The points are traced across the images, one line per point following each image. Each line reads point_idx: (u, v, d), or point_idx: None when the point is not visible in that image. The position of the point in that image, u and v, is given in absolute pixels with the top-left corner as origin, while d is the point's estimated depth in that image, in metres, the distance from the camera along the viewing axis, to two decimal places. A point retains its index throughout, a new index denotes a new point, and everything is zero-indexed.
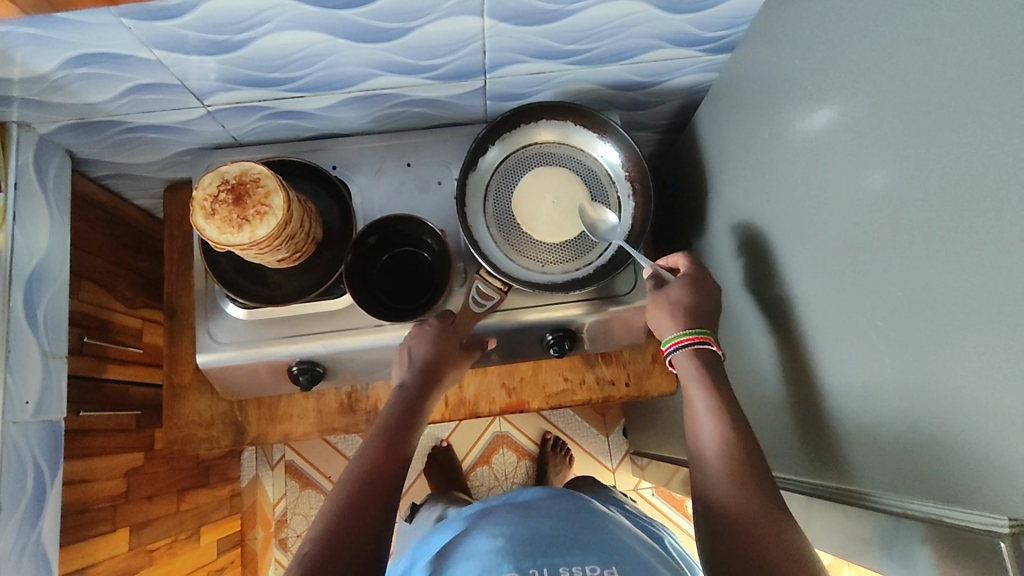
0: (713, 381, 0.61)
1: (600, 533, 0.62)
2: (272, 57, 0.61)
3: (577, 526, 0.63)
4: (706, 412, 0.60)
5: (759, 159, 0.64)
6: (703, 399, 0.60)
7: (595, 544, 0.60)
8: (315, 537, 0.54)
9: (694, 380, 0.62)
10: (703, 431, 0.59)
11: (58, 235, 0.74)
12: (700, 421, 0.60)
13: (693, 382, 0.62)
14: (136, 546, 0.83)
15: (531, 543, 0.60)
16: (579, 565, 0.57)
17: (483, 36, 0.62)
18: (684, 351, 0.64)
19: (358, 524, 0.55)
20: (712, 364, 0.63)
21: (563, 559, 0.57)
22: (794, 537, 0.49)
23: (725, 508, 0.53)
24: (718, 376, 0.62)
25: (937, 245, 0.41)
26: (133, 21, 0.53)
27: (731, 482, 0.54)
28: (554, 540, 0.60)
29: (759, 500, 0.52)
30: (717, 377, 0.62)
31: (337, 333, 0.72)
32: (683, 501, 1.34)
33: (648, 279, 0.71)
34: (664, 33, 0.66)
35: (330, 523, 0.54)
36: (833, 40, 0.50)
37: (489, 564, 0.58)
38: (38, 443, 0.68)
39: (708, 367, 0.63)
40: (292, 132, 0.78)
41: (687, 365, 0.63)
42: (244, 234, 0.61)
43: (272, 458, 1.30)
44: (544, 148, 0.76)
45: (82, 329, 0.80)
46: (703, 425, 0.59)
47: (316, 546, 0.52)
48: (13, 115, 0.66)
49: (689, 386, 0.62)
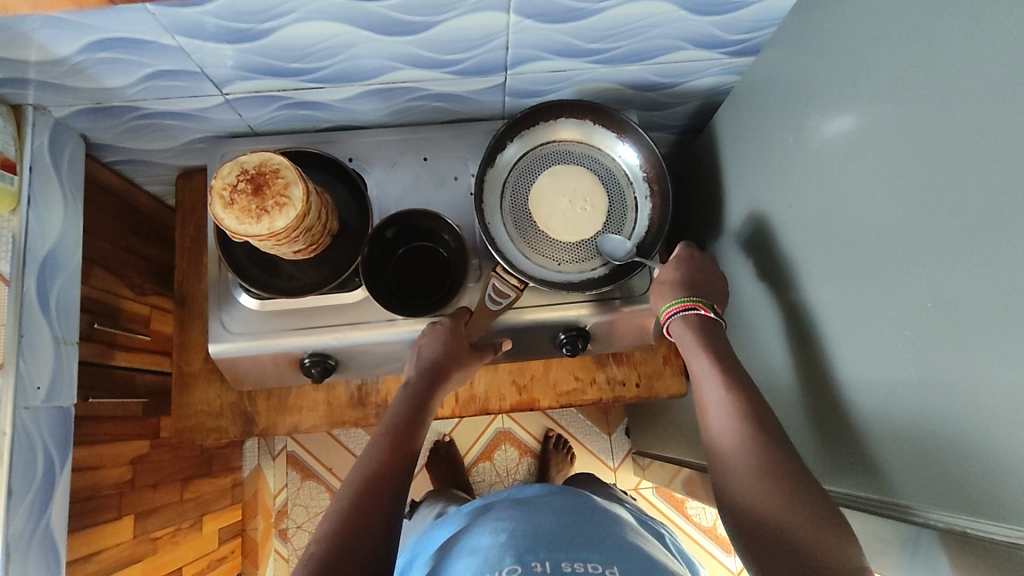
0: (723, 374, 0.62)
1: (606, 533, 0.61)
2: (295, 47, 0.60)
3: (587, 527, 0.62)
4: (722, 410, 0.60)
5: (779, 162, 0.64)
6: (716, 392, 0.61)
7: (602, 545, 0.59)
8: (321, 535, 0.53)
9: (706, 373, 0.63)
10: (718, 424, 0.59)
11: (71, 219, 0.73)
12: (713, 413, 0.60)
13: (707, 380, 0.62)
14: (140, 534, 0.83)
15: (532, 538, 0.59)
16: (581, 561, 0.55)
17: (508, 32, 0.62)
18: (677, 317, 0.68)
19: (362, 523, 0.54)
20: (724, 359, 0.63)
21: (565, 555, 0.56)
22: (830, 531, 0.49)
23: (760, 514, 0.52)
24: (732, 373, 0.62)
25: (961, 254, 0.41)
26: (158, 7, 0.52)
27: (756, 484, 0.54)
28: (557, 539, 0.59)
29: (791, 500, 0.51)
30: (729, 371, 0.62)
31: (351, 326, 0.72)
32: (683, 501, 1.35)
33: (660, 274, 0.71)
34: (688, 33, 0.65)
35: (336, 522, 0.54)
36: (861, 45, 0.50)
37: (491, 558, 0.57)
38: (49, 429, 0.68)
39: (720, 359, 0.63)
40: (308, 123, 0.78)
41: (696, 359, 0.64)
42: (262, 225, 0.60)
43: (274, 448, 1.32)
44: (563, 146, 0.75)
45: (92, 314, 0.79)
46: (717, 413, 0.60)
47: (322, 545, 0.52)
48: (29, 98, 0.65)
49: (702, 383, 0.63)
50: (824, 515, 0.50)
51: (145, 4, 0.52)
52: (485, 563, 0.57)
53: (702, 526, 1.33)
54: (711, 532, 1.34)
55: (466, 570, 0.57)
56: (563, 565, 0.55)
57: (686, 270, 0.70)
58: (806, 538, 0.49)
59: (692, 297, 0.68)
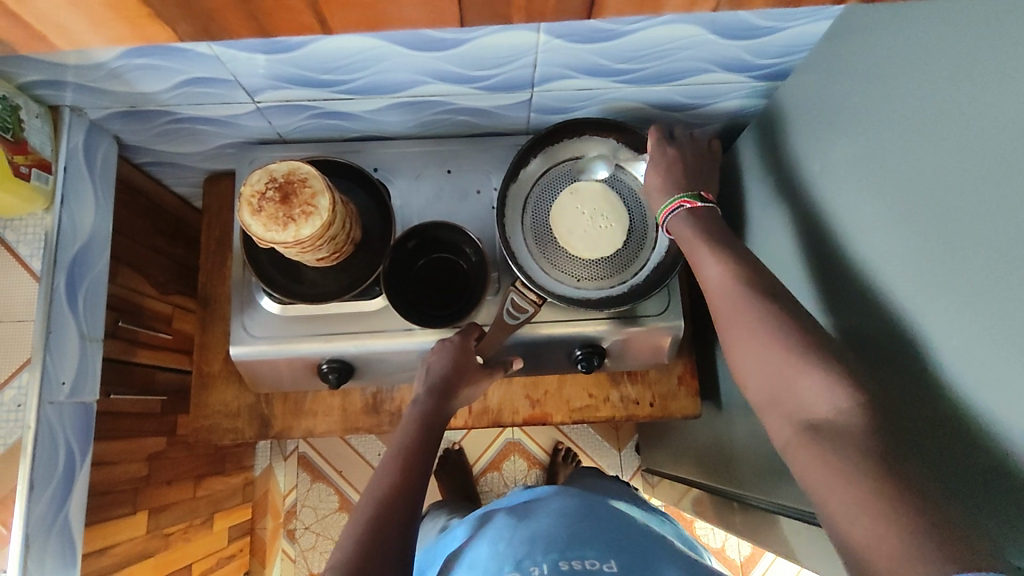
0: (726, 265, 0.57)
1: (601, 525, 0.63)
2: (328, 59, 0.62)
3: (586, 522, 0.63)
4: (739, 309, 0.54)
5: (802, 188, 0.64)
6: (718, 282, 0.57)
7: (599, 538, 0.61)
8: (336, 559, 0.53)
9: (705, 263, 0.58)
10: (727, 320, 0.55)
11: (102, 219, 0.75)
12: (719, 307, 0.56)
13: (709, 268, 0.58)
14: (153, 529, 0.84)
15: (531, 543, 0.60)
16: (579, 559, 0.57)
17: (537, 51, 0.63)
18: (673, 217, 0.64)
19: (378, 546, 0.54)
20: (727, 246, 0.59)
21: (563, 554, 0.58)
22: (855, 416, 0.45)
23: (796, 429, 0.47)
24: (738, 259, 0.57)
25: (982, 292, 0.41)
26: (221, 46, 0.58)
27: (790, 391, 0.49)
28: (556, 539, 0.60)
29: (812, 387, 0.47)
30: (739, 255, 0.58)
31: (371, 334, 0.73)
32: (693, 522, 1.34)
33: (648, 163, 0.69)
34: (716, 57, 0.66)
35: (352, 545, 0.54)
36: (888, 79, 0.50)
37: (491, 570, 0.58)
38: (71, 423, 0.69)
39: (721, 248, 0.58)
40: (336, 131, 0.79)
41: (696, 249, 0.60)
42: (289, 233, 0.61)
43: (286, 449, 1.33)
44: (586, 163, 0.76)
45: (117, 312, 0.81)
46: (721, 307, 0.56)
47: (339, 566, 0.52)
48: (67, 100, 0.67)
49: (706, 273, 0.58)
50: (870, 430, 0.44)
51: (208, 42, 0.57)
52: None
53: (710, 547, 1.33)
54: (720, 554, 1.33)
55: None
56: (563, 566, 0.56)
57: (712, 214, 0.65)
58: (840, 440, 0.44)
59: (674, 196, 0.65)
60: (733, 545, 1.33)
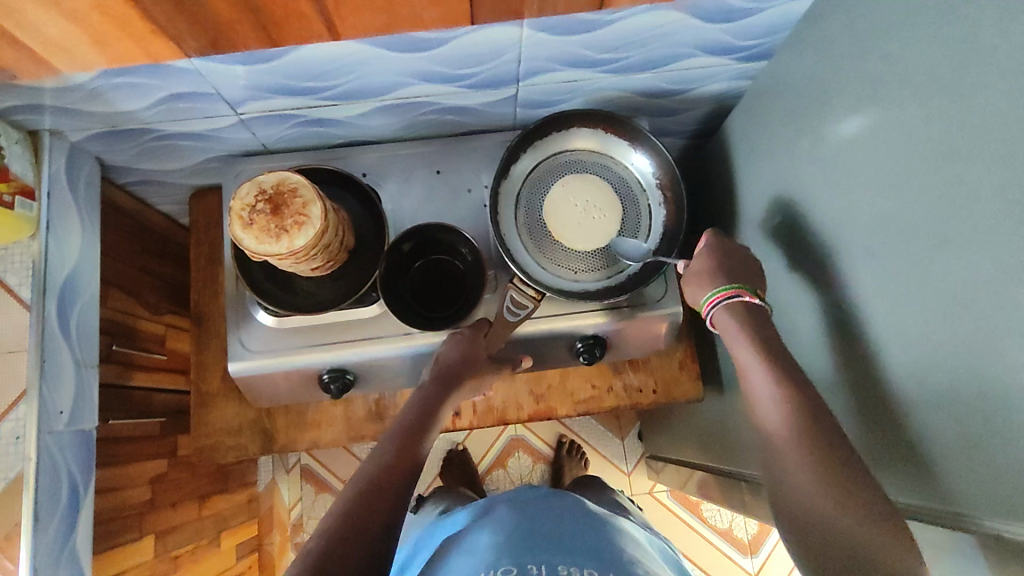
0: (771, 366, 0.58)
1: (599, 539, 0.61)
2: (310, 66, 0.61)
3: (586, 536, 0.62)
4: (785, 420, 0.55)
5: (793, 167, 0.64)
6: (764, 387, 0.58)
7: (601, 550, 0.59)
8: (321, 531, 0.53)
9: (752, 366, 0.59)
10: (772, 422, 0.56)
11: (89, 242, 0.73)
12: (763, 405, 0.57)
13: (755, 372, 0.59)
14: (161, 553, 0.83)
15: (530, 539, 0.59)
16: (577, 565, 0.55)
17: (520, 45, 0.62)
18: (720, 307, 0.64)
19: (365, 523, 0.53)
20: (774, 351, 0.59)
21: (563, 558, 0.56)
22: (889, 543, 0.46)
23: (826, 539, 0.49)
24: (783, 364, 0.58)
25: (984, 260, 0.41)
26: (202, 61, 0.57)
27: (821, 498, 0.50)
28: (556, 543, 0.59)
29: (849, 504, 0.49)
30: (783, 361, 0.58)
31: (370, 340, 0.73)
32: (699, 505, 1.34)
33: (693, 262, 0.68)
34: (699, 41, 0.66)
35: (338, 519, 0.53)
36: (872, 53, 0.50)
37: (489, 557, 0.57)
38: (72, 452, 0.68)
39: (767, 349, 0.59)
40: (321, 138, 0.78)
41: (742, 349, 0.61)
42: (282, 244, 0.61)
43: (288, 463, 1.34)
44: (575, 156, 0.76)
45: (110, 336, 0.79)
46: (765, 405, 0.57)
47: (323, 539, 0.52)
48: (45, 124, 0.65)
49: (750, 375, 0.59)
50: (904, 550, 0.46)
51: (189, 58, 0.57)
52: (481, 562, 0.57)
53: (718, 529, 1.34)
54: (728, 534, 1.34)
55: (462, 568, 0.58)
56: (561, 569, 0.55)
57: (718, 260, 0.66)
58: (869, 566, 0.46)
59: (731, 284, 0.64)
60: (740, 524, 1.34)
